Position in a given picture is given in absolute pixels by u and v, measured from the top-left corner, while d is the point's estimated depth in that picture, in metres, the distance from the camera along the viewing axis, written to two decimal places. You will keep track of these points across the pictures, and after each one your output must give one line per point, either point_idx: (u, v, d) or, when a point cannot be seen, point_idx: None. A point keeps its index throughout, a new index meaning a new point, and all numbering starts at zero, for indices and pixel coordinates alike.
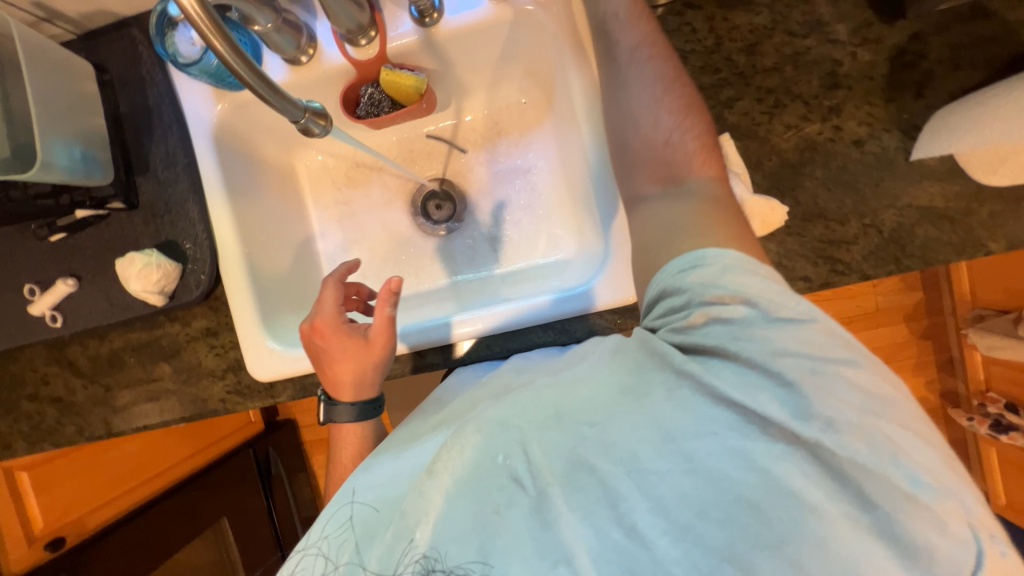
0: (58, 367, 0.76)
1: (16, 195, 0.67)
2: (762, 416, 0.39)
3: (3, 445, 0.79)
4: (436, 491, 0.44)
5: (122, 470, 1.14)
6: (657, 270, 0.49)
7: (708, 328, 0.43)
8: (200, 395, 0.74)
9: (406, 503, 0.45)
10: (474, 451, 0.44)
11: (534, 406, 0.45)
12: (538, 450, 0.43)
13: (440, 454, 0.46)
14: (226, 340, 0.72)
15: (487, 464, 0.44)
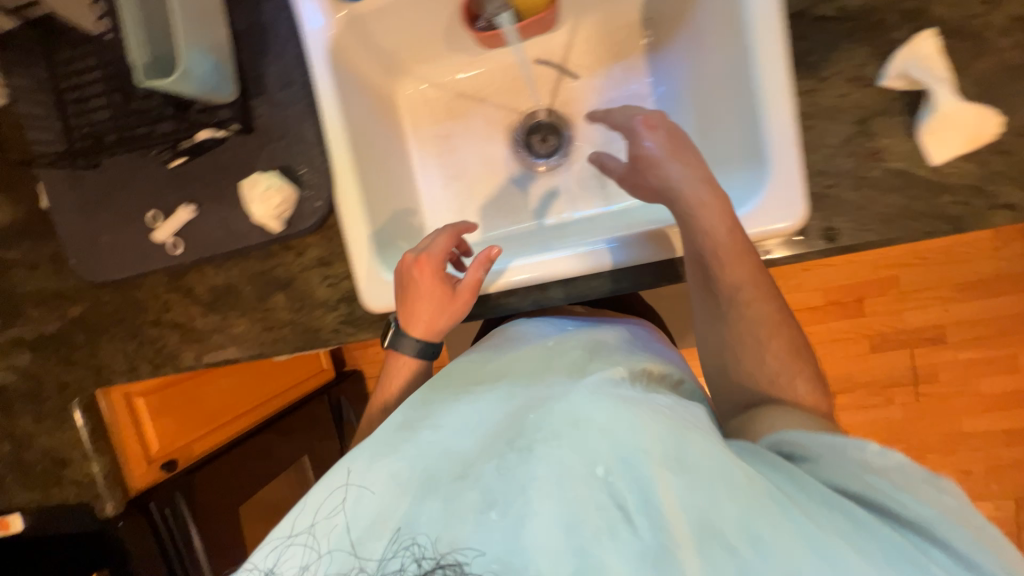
0: (179, 294, 0.78)
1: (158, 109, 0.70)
2: (918, 553, 0.35)
3: (130, 368, 0.83)
4: (522, 478, 0.41)
5: (217, 404, 1.21)
6: (779, 428, 0.48)
7: (851, 479, 0.39)
8: (313, 326, 0.74)
9: (480, 485, 0.42)
10: (579, 457, 0.40)
11: (651, 428, 0.40)
12: (662, 480, 0.37)
13: (545, 440, 0.42)
14: (339, 271, 0.71)
15: (590, 475, 0.39)
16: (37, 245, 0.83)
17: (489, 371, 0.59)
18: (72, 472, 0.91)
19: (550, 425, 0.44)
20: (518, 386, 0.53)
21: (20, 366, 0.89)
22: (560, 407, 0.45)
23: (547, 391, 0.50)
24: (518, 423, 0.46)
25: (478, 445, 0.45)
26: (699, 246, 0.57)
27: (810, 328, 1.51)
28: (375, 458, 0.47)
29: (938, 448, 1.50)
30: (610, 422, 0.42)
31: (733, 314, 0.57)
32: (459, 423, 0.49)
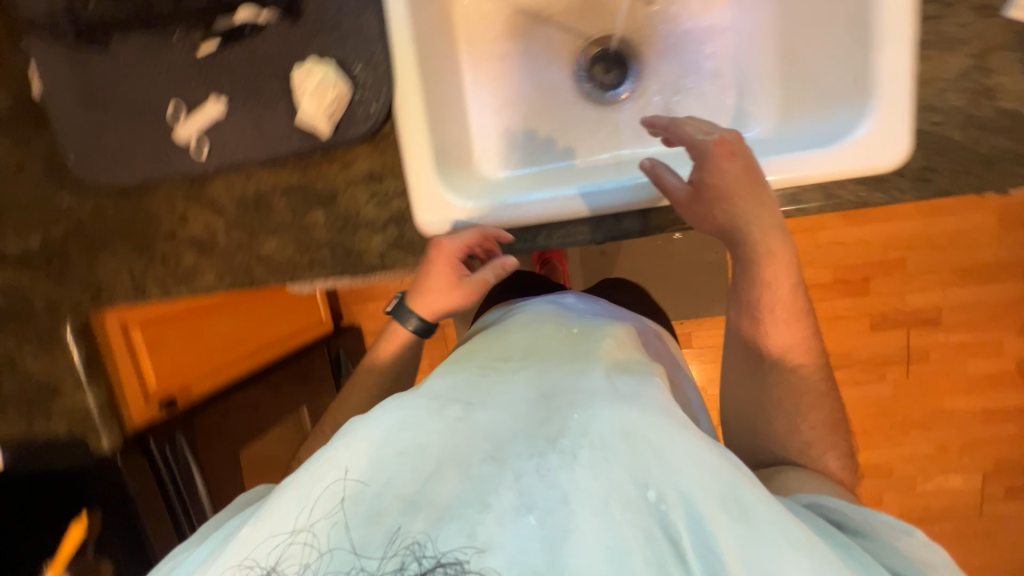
0: (200, 207, 0.70)
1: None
2: None
3: (137, 288, 0.75)
4: (561, 486, 0.36)
5: (218, 343, 1.12)
6: (822, 494, 0.51)
7: (897, 560, 0.42)
8: (356, 249, 0.67)
9: (516, 485, 0.36)
10: (634, 476, 0.36)
11: (715, 466, 0.37)
12: (721, 528, 0.33)
13: (595, 444, 0.37)
14: (390, 188, 0.65)
15: (645, 499, 0.35)
16: (24, 141, 0.72)
17: (509, 348, 0.53)
18: (64, 402, 0.83)
19: (597, 430, 0.38)
20: (552, 367, 0.48)
21: (1, 282, 0.79)
22: (609, 411, 0.40)
23: (591, 380, 0.44)
24: (556, 422, 0.40)
25: (507, 439, 0.40)
26: (755, 295, 0.61)
27: (816, 305, 1.54)
28: (382, 438, 0.40)
29: (921, 424, 1.59)
30: (668, 444, 0.37)
31: (778, 376, 0.62)
32: (489, 406, 0.43)
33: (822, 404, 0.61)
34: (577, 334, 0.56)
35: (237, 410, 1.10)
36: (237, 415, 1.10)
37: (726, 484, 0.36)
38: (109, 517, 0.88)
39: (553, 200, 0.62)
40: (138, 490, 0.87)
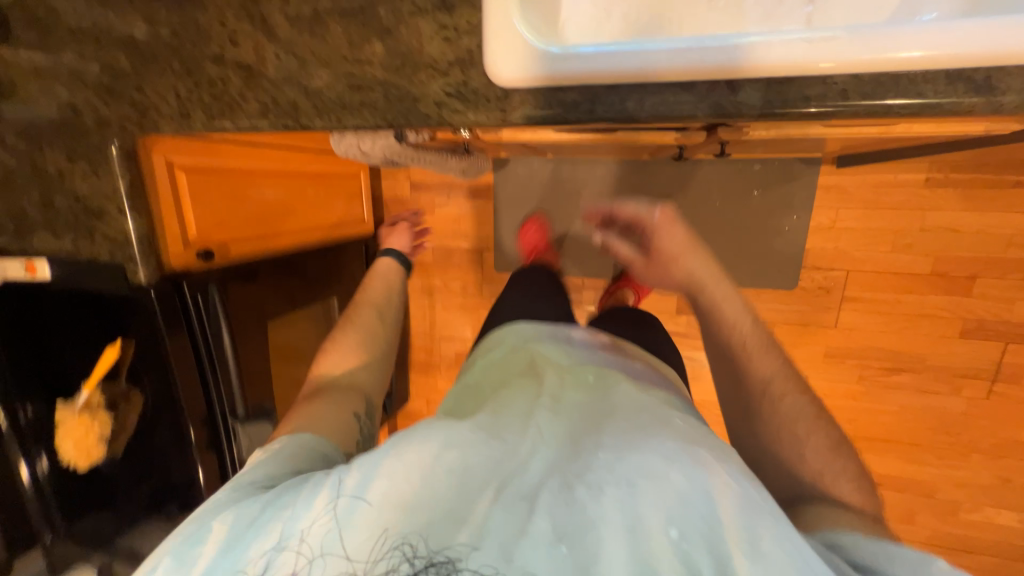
0: (251, 26, 0.63)
1: None
2: None
3: (181, 114, 0.71)
4: (594, 518, 0.49)
5: (257, 213, 1.12)
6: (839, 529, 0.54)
7: None
8: (412, 95, 0.59)
9: (551, 513, 0.49)
10: (654, 510, 0.48)
11: (713, 503, 0.48)
12: (740, 555, 0.45)
13: (612, 481, 0.51)
14: (462, 22, 0.55)
15: (668, 538, 0.47)
16: None
17: (535, 391, 0.65)
18: (106, 226, 0.82)
19: (621, 477, 0.51)
20: (570, 416, 0.61)
21: (56, 90, 0.77)
22: (634, 461, 0.52)
23: (599, 433, 0.57)
24: (586, 464, 0.53)
25: (541, 473, 0.53)
26: (727, 337, 0.72)
27: (900, 296, 1.36)
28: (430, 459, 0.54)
29: (987, 450, 1.41)
30: (680, 499, 0.49)
31: (770, 416, 0.68)
32: (523, 440, 0.56)
33: (814, 425, 0.67)
34: (594, 379, 0.68)
35: (270, 281, 1.11)
36: (271, 286, 1.11)
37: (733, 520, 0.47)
38: (140, 349, 0.91)
39: (662, 53, 0.49)
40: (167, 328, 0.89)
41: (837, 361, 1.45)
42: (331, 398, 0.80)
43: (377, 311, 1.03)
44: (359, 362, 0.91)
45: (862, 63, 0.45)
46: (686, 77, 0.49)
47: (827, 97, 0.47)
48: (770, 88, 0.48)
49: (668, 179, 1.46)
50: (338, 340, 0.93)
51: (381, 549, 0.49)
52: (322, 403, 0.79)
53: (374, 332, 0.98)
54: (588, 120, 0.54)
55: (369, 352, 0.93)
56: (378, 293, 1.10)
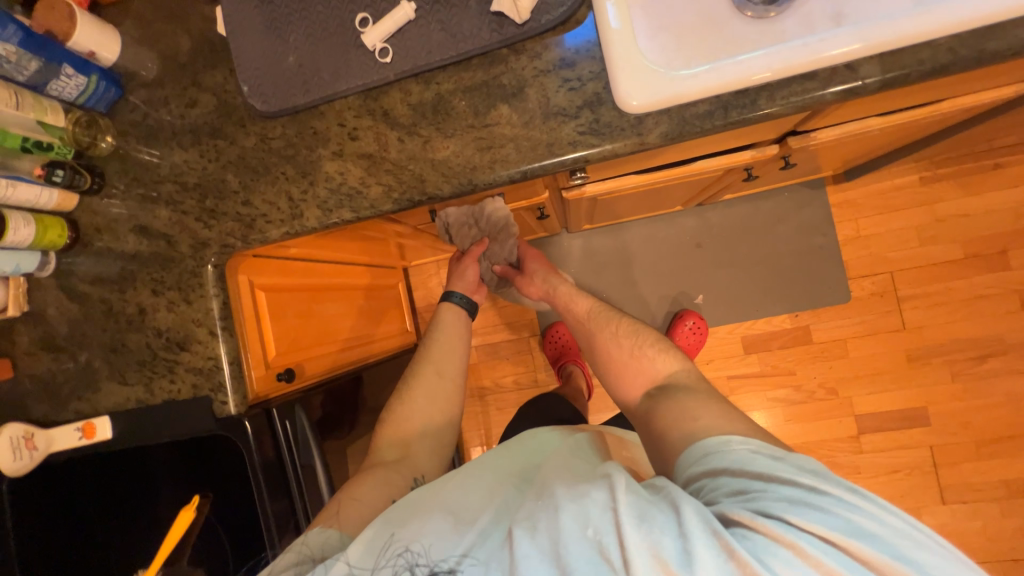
0: (372, 119, 0.68)
1: None
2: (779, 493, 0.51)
3: (294, 217, 0.70)
4: (527, 548, 0.48)
5: (322, 328, 1.06)
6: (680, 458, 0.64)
7: (734, 476, 0.56)
8: (545, 141, 0.62)
9: (494, 554, 0.50)
10: (571, 521, 0.49)
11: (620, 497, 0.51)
12: (633, 529, 0.47)
13: (543, 510, 0.52)
14: (584, 72, 0.62)
15: (583, 537, 0.48)
16: (201, 79, 0.74)
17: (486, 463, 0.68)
18: (192, 355, 0.74)
19: (549, 504, 0.52)
20: (516, 482, 0.63)
21: (151, 227, 0.76)
22: (560, 494, 0.53)
23: (536, 484, 0.60)
24: (523, 508, 0.55)
25: (489, 529, 0.54)
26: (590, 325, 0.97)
27: (949, 284, 1.40)
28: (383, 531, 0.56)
29: None
30: (599, 510, 0.50)
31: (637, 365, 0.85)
32: (482, 513, 0.57)
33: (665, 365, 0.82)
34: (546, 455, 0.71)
35: (341, 403, 0.99)
36: (343, 407, 0.99)
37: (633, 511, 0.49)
38: (224, 496, 0.77)
39: (780, 54, 0.56)
40: (260, 460, 0.75)
41: (922, 362, 1.42)
42: (377, 475, 0.71)
43: (444, 371, 0.88)
44: (416, 441, 0.79)
45: (949, 26, 0.53)
46: (810, 68, 0.56)
47: (937, 61, 0.54)
48: (884, 61, 0.55)
49: (692, 228, 1.53)
50: (396, 412, 0.83)
51: (384, 556, 0.52)
52: (368, 479, 0.70)
53: (439, 404, 0.85)
54: (723, 124, 0.59)
55: (426, 429, 0.81)
56: (449, 358, 0.91)
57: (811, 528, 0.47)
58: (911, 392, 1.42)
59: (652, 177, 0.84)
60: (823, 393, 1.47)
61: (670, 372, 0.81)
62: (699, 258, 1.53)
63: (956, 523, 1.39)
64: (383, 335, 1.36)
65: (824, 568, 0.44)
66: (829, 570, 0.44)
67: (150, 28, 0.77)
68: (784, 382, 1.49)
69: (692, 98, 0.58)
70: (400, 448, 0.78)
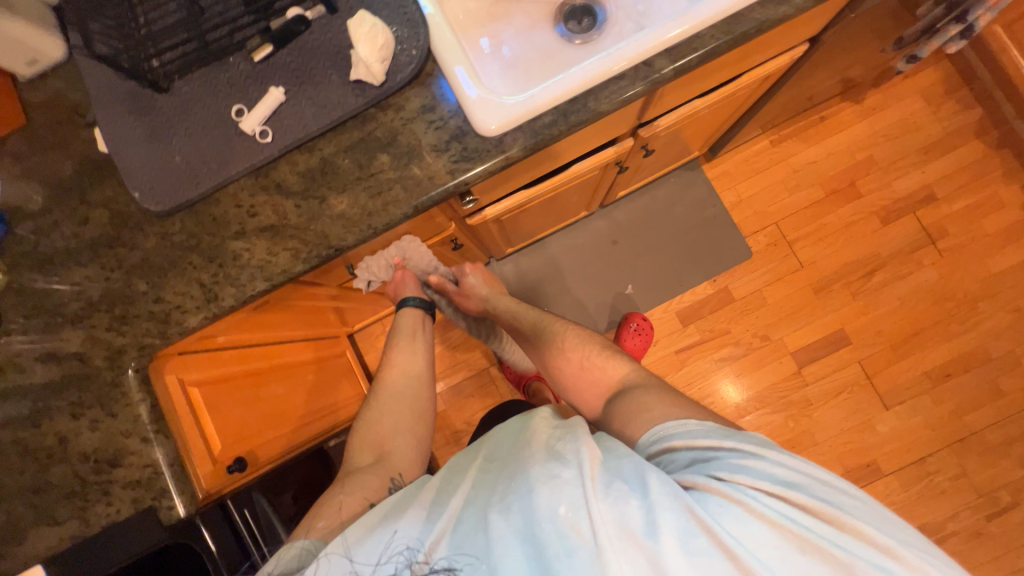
0: (266, 194, 0.73)
1: (246, 21, 0.73)
2: (733, 464, 0.57)
3: (209, 300, 0.72)
4: (508, 531, 0.51)
5: (271, 412, 1.04)
6: (642, 443, 0.68)
7: (690, 452, 0.62)
8: (426, 177, 0.70)
9: (472, 540, 0.52)
10: (545, 501, 0.51)
11: (588, 468, 0.54)
12: (597, 500, 0.50)
13: (518, 493, 0.54)
14: (443, 112, 0.71)
15: (555, 515, 0.50)
16: (90, 197, 0.77)
17: (466, 455, 0.68)
18: (127, 469, 0.72)
19: (522, 487, 0.54)
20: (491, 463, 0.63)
21: (62, 349, 0.74)
22: (533, 472, 0.55)
23: (512, 459, 0.61)
24: (499, 490, 0.56)
25: (472, 508, 0.56)
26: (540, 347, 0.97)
27: (823, 220, 1.63)
28: (374, 532, 0.56)
29: (984, 294, 1.56)
30: (569, 486, 0.52)
31: (592, 375, 0.86)
32: (456, 498, 0.58)
33: (622, 371, 0.84)
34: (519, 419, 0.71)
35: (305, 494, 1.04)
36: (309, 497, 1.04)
37: (597, 480, 0.53)
38: None
39: (592, 66, 0.68)
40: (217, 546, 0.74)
41: (826, 291, 1.60)
42: (353, 485, 0.69)
43: (410, 372, 0.89)
44: (389, 440, 0.78)
45: (708, 16, 0.68)
46: (617, 71, 0.69)
47: (707, 47, 0.69)
48: (671, 55, 0.69)
49: (605, 228, 1.67)
50: (364, 421, 0.82)
51: (384, 553, 0.53)
52: (341, 492, 0.68)
53: (408, 402, 0.85)
54: (567, 128, 0.70)
55: (397, 427, 0.81)
56: (414, 356, 0.91)
57: (756, 486, 0.54)
58: (828, 319, 1.59)
59: (546, 189, 0.97)
60: (759, 341, 1.61)
61: (621, 376, 0.83)
62: (619, 252, 1.67)
63: (903, 423, 1.54)
64: (344, 404, 1.35)
65: (769, 519, 0.51)
66: (773, 519, 0.51)
67: (29, 161, 0.78)
68: (724, 342, 1.61)
69: (538, 111, 0.69)
70: (373, 453, 0.76)
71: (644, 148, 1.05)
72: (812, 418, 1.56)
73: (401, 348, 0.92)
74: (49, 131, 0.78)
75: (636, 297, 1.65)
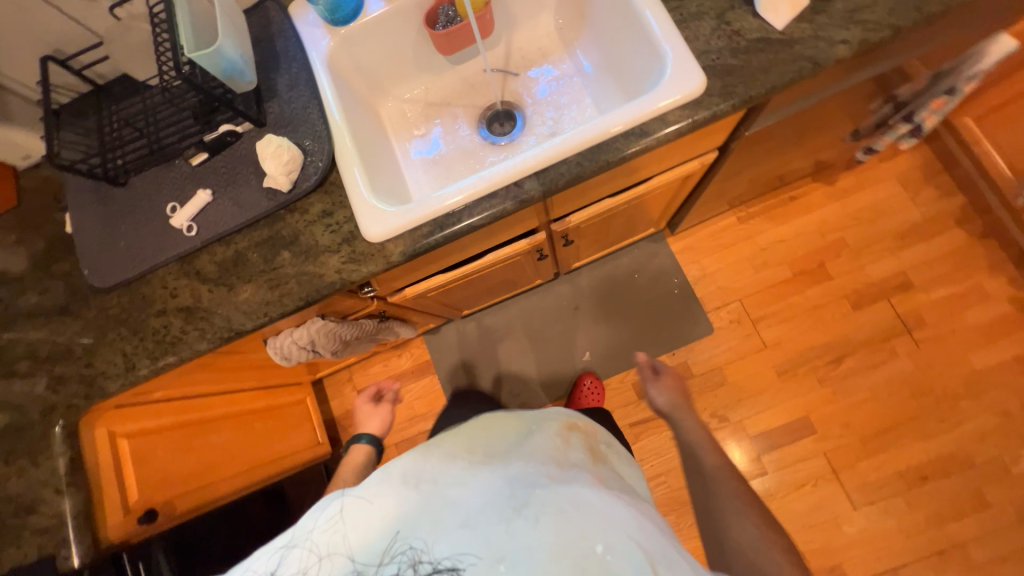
0: (187, 278, 0.83)
1: (194, 129, 0.86)
2: None
3: (126, 369, 0.82)
4: (530, 544, 0.50)
5: (209, 462, 1.10)
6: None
7: None
8: (317, 274, 0.79)
9: (498, 545, 0.51)
10: (589, 541, 0.51)
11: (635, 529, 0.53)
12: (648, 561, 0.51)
13: (551, 513, 0.52)
14: (340, 217, 0.80)
15: (596, 553, 0.50)
16: (54, 270, 0.90)
17: (485, 434, 0.64)
18: (38, 516, 0.80)
19: (561, 509, 0.53)
20: (518, 458, 0.60)
21: (6, 401, 0.85)
22: (573, 498, 0.55)
23: (542, 467, 0.59)
24: (528, 500, 0.54)
25: (489, 507, 0.54)
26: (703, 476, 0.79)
27: (790, 300, 1.59)
28: (387, 512, 0.55)
29: (967, 392, 1.46)
30: (615, 531, 0.52)
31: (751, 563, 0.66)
32: (478, 491, 0.56)
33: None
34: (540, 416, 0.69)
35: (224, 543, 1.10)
36: (227, 547, 1.10)
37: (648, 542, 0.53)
38: None
39: (463, 189, 0.76)
40: None
41: (791, 374, 1.55)
42: None
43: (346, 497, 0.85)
44: None
45: (570, 146, 0.74)
46: (488, 190, 0.76)
47: (572, 172, 0.75)
48: (541, 178, 0.76)
49: (568, 294, 1.71)
50: None
51: (388, 550, 0.53)
52: None
53: None
54: (442, 238, 0.77)
55: None
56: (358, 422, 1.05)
57: None
58: (791, 405, 1.53)
59: (470, 272, 1.04)
60: (717, 422, 1.55)
61: None
62: (580, 319, 1.69)
63: (873, 526, 1.42)
64: (293, 450, 1.42)
65: None
66: None
67: (14, 235, 0.93)
68: None
69: (419, 222, 0.77)
70: None
71: (565, 238, 1.11)
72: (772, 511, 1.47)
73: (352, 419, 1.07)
74: (33, 212, 0.94)
75: (594, 365, 1.65)
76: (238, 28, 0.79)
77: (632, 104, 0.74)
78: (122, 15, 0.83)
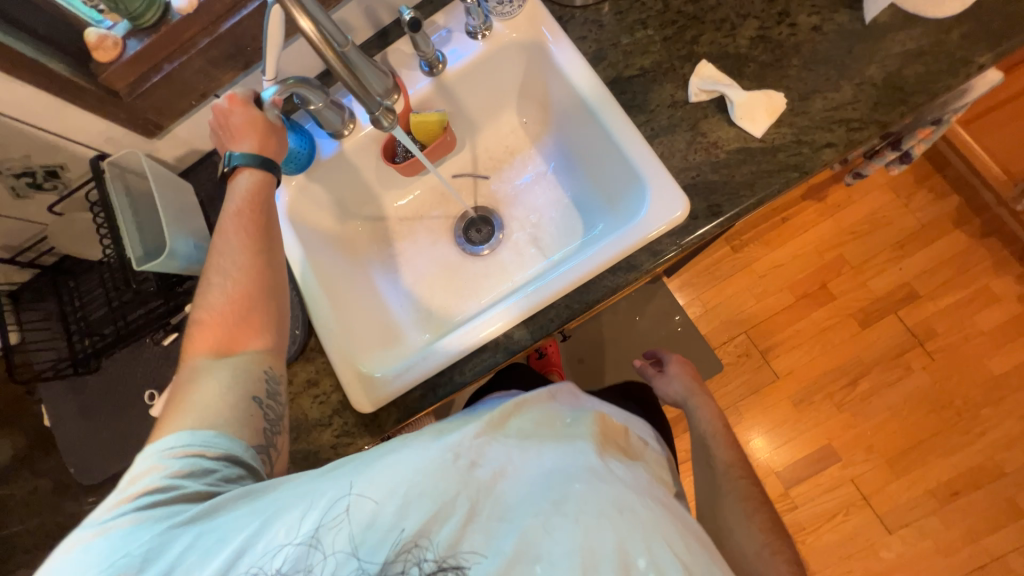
0: None
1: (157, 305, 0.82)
2: None
3: None
4: (563, 545, 0.46)
5: None
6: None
7: None
8: (311, 450, 0.75)
9: (526, 539, 0.46)
10: (630, 557, 0.46)
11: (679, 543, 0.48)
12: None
13: (591, 517, 0.48)
14: (327, 386, 0.77)
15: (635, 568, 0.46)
16: (40, 466, 0.86)
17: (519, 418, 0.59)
18: None
19: (603, 514, 0.48)
20: (553, 447, 0.55)
21: None
22: (617, 505, 0.49)
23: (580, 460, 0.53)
24: (568, 496, 0.49)
25: (525, 500, 0.49)
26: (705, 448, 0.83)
27: (796, 325, 1.56)
28: (410, 489, 0.48)
29: (989, 399, 1.44)
30: (661, 548, 0.47)
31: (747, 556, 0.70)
32: (507, 480, 0.51)
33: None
34: (570, 406, 0.64)
35: None
36: None
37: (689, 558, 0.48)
38: None
39: (450, 348, 0.71)
40: None
41: (808, 403, 1.52)
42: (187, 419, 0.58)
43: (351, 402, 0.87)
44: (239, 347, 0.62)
45: (557, 293, 0.70)
46: (477, 346, 0.72)
47: (562, 317, 0.71)
48: (529, 323, 0.72)
49: None
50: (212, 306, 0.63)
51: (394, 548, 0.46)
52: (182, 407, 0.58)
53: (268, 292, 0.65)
54: (436, 400, 0.74)
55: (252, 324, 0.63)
56: (237, 269, 0.64)
57: None
58: (812, 434, 1.50)
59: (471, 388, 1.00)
60: None
61: None
62: None
63: (911, 548, 1.41)
64: None
65: None
66: None
67: None
68: None
69: (409, 387, 0.72)
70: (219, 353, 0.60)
71: None
72: (807, 545, 1.45)
73: (208, 261, 0.66)
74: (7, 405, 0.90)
75: None
76: (184, 212, 0.78)
77: (616, 238, 0.70)
78: (63, 207, 0.82)
